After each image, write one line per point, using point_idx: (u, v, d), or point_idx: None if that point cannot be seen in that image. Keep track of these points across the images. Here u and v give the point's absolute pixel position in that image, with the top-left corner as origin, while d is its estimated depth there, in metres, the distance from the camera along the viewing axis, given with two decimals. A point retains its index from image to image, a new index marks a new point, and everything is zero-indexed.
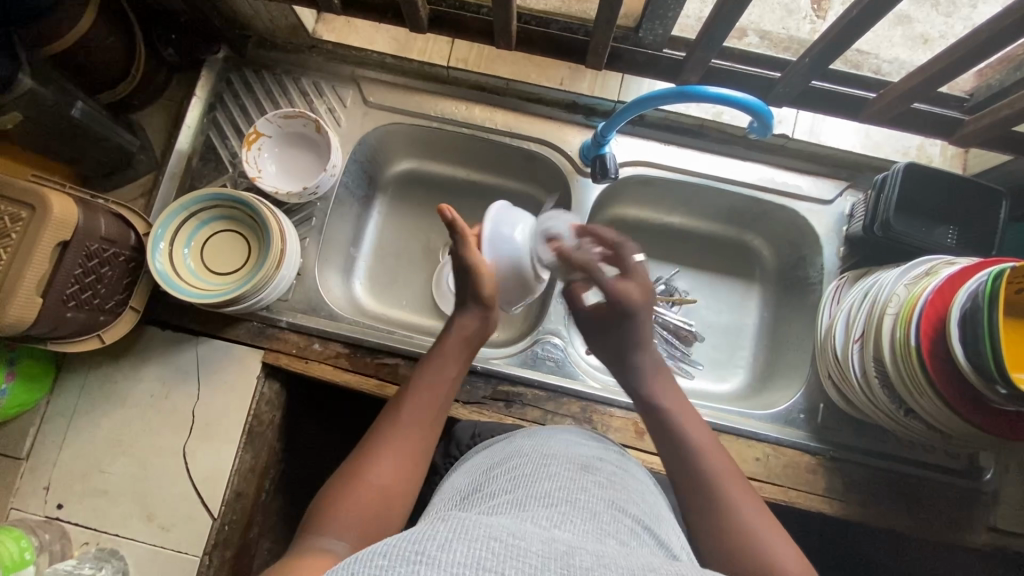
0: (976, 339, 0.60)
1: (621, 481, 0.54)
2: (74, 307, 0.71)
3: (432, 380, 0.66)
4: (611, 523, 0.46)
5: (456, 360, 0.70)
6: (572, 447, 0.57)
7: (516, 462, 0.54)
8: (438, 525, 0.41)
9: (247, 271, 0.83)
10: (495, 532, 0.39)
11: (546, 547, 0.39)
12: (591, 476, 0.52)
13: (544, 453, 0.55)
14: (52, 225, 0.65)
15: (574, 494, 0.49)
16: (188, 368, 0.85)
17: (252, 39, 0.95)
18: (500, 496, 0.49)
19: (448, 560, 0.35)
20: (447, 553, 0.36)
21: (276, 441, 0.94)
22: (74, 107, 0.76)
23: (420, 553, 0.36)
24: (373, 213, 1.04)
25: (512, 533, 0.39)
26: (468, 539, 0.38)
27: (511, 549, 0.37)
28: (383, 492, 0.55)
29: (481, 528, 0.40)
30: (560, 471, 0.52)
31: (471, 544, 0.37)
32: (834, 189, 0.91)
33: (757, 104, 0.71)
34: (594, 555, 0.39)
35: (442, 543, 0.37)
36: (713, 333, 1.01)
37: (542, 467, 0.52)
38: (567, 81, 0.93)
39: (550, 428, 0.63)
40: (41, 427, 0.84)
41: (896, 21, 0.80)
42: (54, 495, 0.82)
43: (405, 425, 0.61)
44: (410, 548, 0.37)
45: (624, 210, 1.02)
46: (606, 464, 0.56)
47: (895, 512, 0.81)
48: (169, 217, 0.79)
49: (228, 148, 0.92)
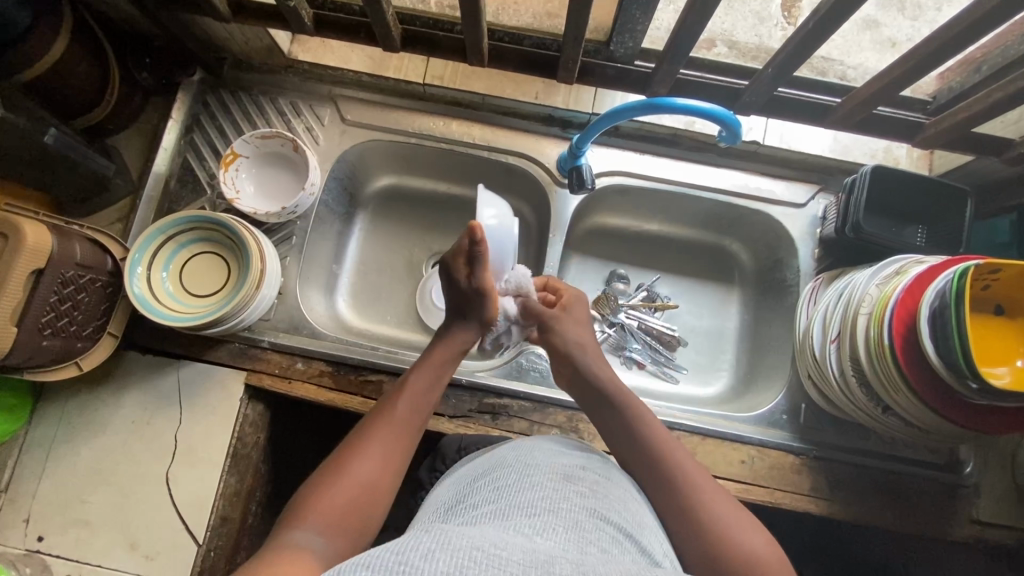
0: (947, 333, 0.62)
1: (602, 486, 0.54)
2: (50, 335, 0.70)
3: (421, 380, 0.66)
4: (592, 532, 0.46)
5: (447, 363, 0.69)
6: (557, 456, 0.58)
7: (500, 473, 0.54)
8: (421, 536, 0.41)
9: (226, 292, 0.83)
10: (477, 542, 0.40)
11: (528, 555, 0.39)
12: (573, 485, 0.52)
13: (527, 464, 0.55)
14: (26, 253, 0.65)
15: (557, 504, 0.49)
16: (169, 393, 0.85)
17: (227, 61, 0.96)
18: (484, 508, 0.49)
19: (430, 570, 0.36)
20: (429, 563, 0.37)
21: (262, 462, 0.93)
22: (46, 134, 0.76)
23: (402, 562, 0.37)
24: (354, 229, 1.04)
25: (494, 543, 0.40)
26: (450, 549, 0.38)
27: (493, 558, 0.38)
28: (368, 489, 0.55)
29: (464, 538, 0.40)
30: (543, 481, 0.52)
31: (453, 554, 0.38)
32: (807, 192, 0.93)
33: (725, 113, 0.71)
34: (574, 564, 0.40)
35: (424, 553, 0.38)
36: (696, 337, 1.02)
37: (525, 478, 0.52)
38: (542, 94, 0.95)
39: (536, 436, 0.63)
40: (19, 457, 0.82)
41: (863, 25, 0.80)
42: (35, 528, 0.80)
43: (396, 421, 0.61)
44: (392, 559, 0.37)
45: (603, 219, 1.04)
46: (589, 471, 0.56)
47: (880, 508, 0.82)
48: (147, 241, 0.79)
49: (206, 170, 0.92)
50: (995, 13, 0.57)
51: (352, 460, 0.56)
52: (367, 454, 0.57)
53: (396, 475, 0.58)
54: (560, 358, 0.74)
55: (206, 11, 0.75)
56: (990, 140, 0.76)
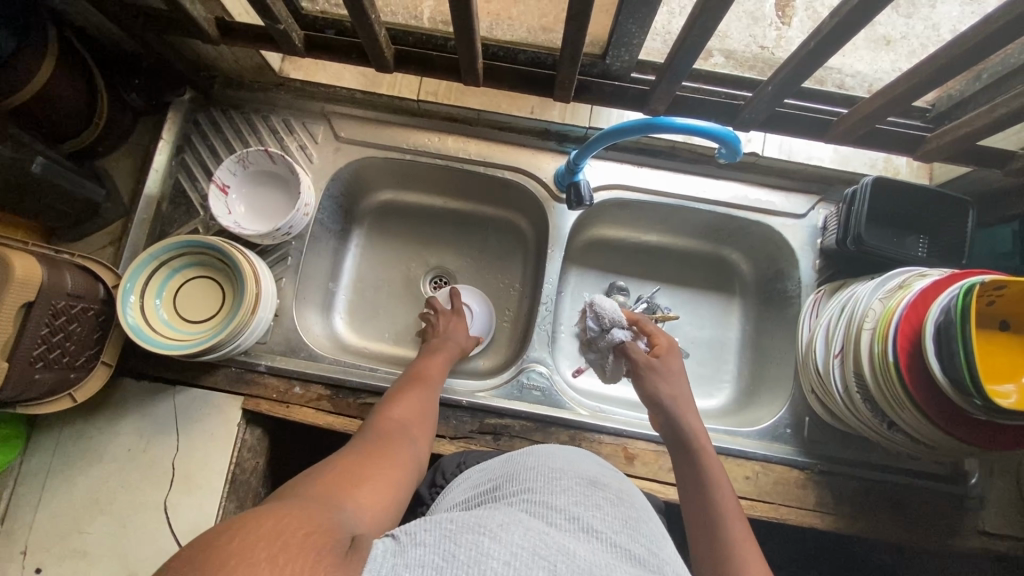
0: (952, 337, 0.61)
1: (630, 499, 0.54)
2: (42, 367, 0.69)
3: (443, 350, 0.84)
4: (630, 539, 0.46)
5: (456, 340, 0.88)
6: (574, 464, 0.57)
7: (537, 470, 0.55)
8: (494, 512, 0.45)
9: (221, 317, 0.81)
10: (543, 529, 0.42)
11: (591, 555, 0.41)
12: (603, 492, 0.52)
13: (551, 467, 0.54)
14: (15, 287, 0.63)
15: (591, 509, 0.48)
16: (165, 420, 0.84)
17: (218, 79, 0.94)
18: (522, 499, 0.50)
19: (509, 540, 0.39)
20: (506, 533, 0.40)
21: (262, 486, 0.92)
22: (34, 162, 0.74)
23: (483, 526, 0.41)
24: (351, 246, 1.03)
25: (561, 536, 0.42)
26: (524, 528, 0.41)
27: (562, 548, 0.40)
28: (421, 412, 0.71)
29: (533, 524, 0.43)
30: (577, 486, 0.52)
31: (527, 533, 0.41)
32: (806, 203, 0.92)
33: (725, 131, 0.70)
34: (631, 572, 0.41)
35: (502, 524, 0.41)
36: (697, 349, 1.01)
37: (560, 480, 0.52)
38: (538, 109, 0.92)
39: (553, 444, 0.63)
40: (15, 488, 0.81)
41: None
42: (31, 560, 0.79)
43: (427, 372, 0.79)
44: (473, 521, 0.42)
45: (602, 231, 1.03)
46: (613, 481, 0.56)
47: (886, 521, 0.82)
48: (139, 268, 0.77)
49: (198, 191, 0.91)
50: (991, 30, 0.57)
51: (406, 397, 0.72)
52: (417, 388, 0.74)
53: (433, 409, 0.74)
54: (655, 408, 0.73)
55: (194, 33, 0.74)
56: (992, 151, 0.75)
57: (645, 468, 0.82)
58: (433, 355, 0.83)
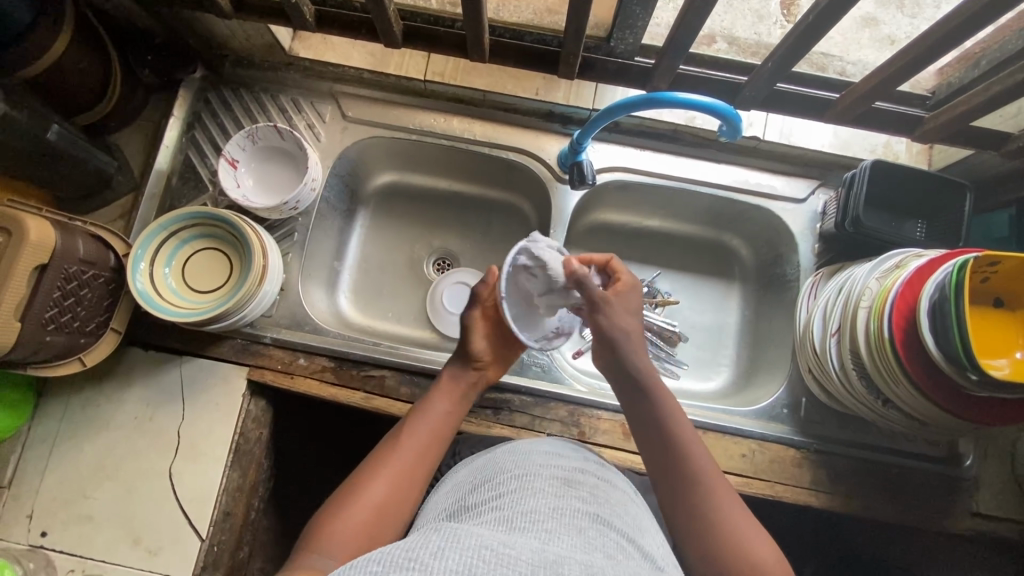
0: (947, 318, 0.62)
1: (603, 492, 0.55)
2: (54, 330, 0.71)
3: (433, 419, 0.71)
4: (597, 538, 0.47)
5: (450, 398, 0.74)
6: (552, 459, 0.58)
7: (499, 478, 0.56)
8: (431, 536, 0.44)
9: (228, 289, 0.83)
10: (487, 542, 0.42)
11: (536, 557, 0.42)
12: (574, 491, 0.53)
13: (527, 468, 0.56)
14: (29, 248, 0.65)
15: (560, 509, 0.50)
16: (172, 389, 0.85)
17: (228, 58, 0.96)
18: (488, 512, 0.50)
19: (441, 566, 0.38)
20: (440, 560, 0.39)
21: (265, 458, 0.93)
22: (50, 130, 0.77)
23: (413, 559, 0.39)
24: (356, 226, 1.05)
25: (503, 542, 0.43)
26: (461, 548, 0.41)
27: (502, 557, 0.40)
28: (384, 508, 0.61)
29: (473, 537, 0.43)
30: (543, 487, 0.53)
31: (463, 552, 0.40)
32: (806, 188, 0.94)
33: (726, 108, 0.72)
34: (581, 564, 0.42)
35: (435, 551, 0.40)
36: (697, 333, 1.02)
37: (527, 482, 0.54)
38: (543, 91, 0.94)
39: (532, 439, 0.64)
40: (23, 453, 0.83)
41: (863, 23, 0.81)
42: (38, 523, 0.80)
43: (407, 448, 0.67)
44: (404, 554, 0.40)
45: (604, 215, 1.04)
46: (588, 476, 0.57)
47: (880, 501, 0.83)
48: (150, 237, 0.79)
49: (208, 167, 0.92)
50: (985, 9, 0.58)
51: (388, 477, 0.63)
52: (390, 469, 0.64)
53: (412, 499, 0.64)
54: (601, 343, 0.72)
55: (207, 7, 0.75)
56: (987, 133, 0.77)
57: None
58: (421, 418, 0.71)
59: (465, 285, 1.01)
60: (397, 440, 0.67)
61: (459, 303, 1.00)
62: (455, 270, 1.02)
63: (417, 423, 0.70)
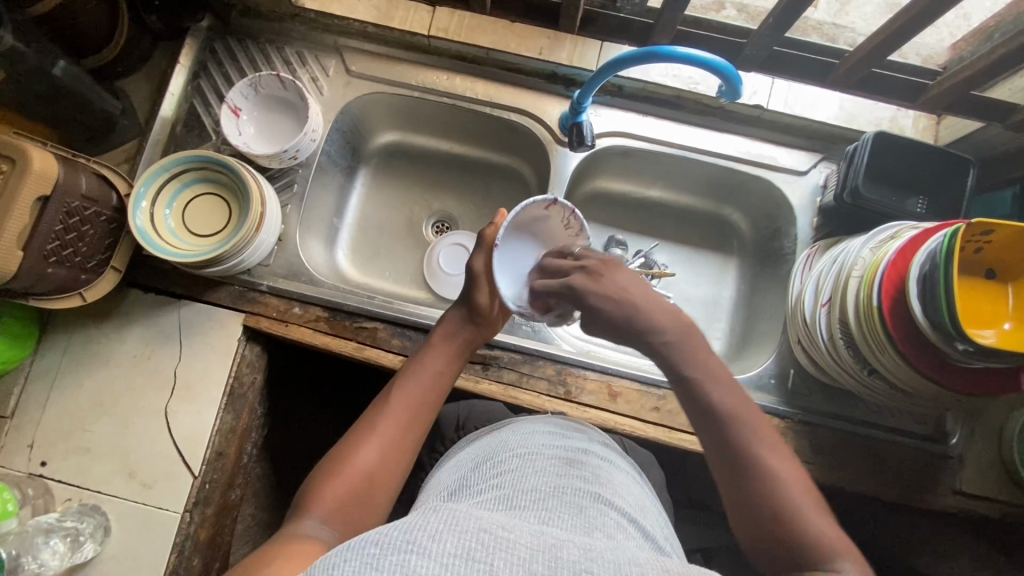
0: (936, 292, 0.62)
1: (604, 474, 0.56)
2: (56, 263, 0.72)
3: (425, 380, 0.66)
4: (596, 517, 0.47)
5: (445, 359, 0.69)
6: (554, 440, 0.59)
7: (503, 457, 0.56)
8: (429, 517, 0.42)
9: (225, 235, 0.84)
10: (485, 524, 0.41)
11: (536, 540, 0.41)
12: (575, 471, 0.54)
13: (528, 449, 0.57)
14: (31, 177, 0.67)
15: (561, 488, 0.50)
16: (169, 331, 0.87)
17: (235, 7, 0.96)
18: (488, 494, 0.50)
19: (439, 549, 0.37)
20: (437, 543, 0.38)
21: (258, 404, 0.95)
22: (55, 66, 0.77)
23: (410, 541, 0.38)
24: (356, 184, 1.06)
25: (502, 526, 0.41)
26: (458, 531, 0.39)
27: (500, 541, 0.39)
28: (375, 476, 0.58)
29: (472, 520, 0.42)
30: (546, 467, 0.54)
31: (461, 535, 0.39)
32: (809, 160, 0.93)
33: (726, 66, 0.71)
34: (582, 548, 0.41)
35: (433, 533, 0.39)
36: (690, 305, 1.03)
37: (529, 463, 0.54)
38: (547, 50, 0.93)
39: (532, 418, 0.65)
40: (25, 384, 0.85)
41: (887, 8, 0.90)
42: (38, 453, 0.83)
43: (398, 411, 0.63)
44: (400, 536, 0.38)
45: (604, 183, 1.04)
46: (590, 458, 0.58)
47: (863, 474, 0.83)
48: (152, 177, 0.80)
49: (211, 116, 0.93)
50: None
51: (378, 443, 0.60)
52: (379, 436, 0.60)
53: (401, 468, 0.61)
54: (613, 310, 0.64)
55: None
56: (992, 104, 0.80)
57: (627, 406, 0.84)
58: (413, 378, 0.66)
59: (461, 247, 1.01)
60: (388, 400, 0.64)
61: (455, 263, 1.00)
62: (453, 232, 1.03)
63: (408, 384, 0.65)
